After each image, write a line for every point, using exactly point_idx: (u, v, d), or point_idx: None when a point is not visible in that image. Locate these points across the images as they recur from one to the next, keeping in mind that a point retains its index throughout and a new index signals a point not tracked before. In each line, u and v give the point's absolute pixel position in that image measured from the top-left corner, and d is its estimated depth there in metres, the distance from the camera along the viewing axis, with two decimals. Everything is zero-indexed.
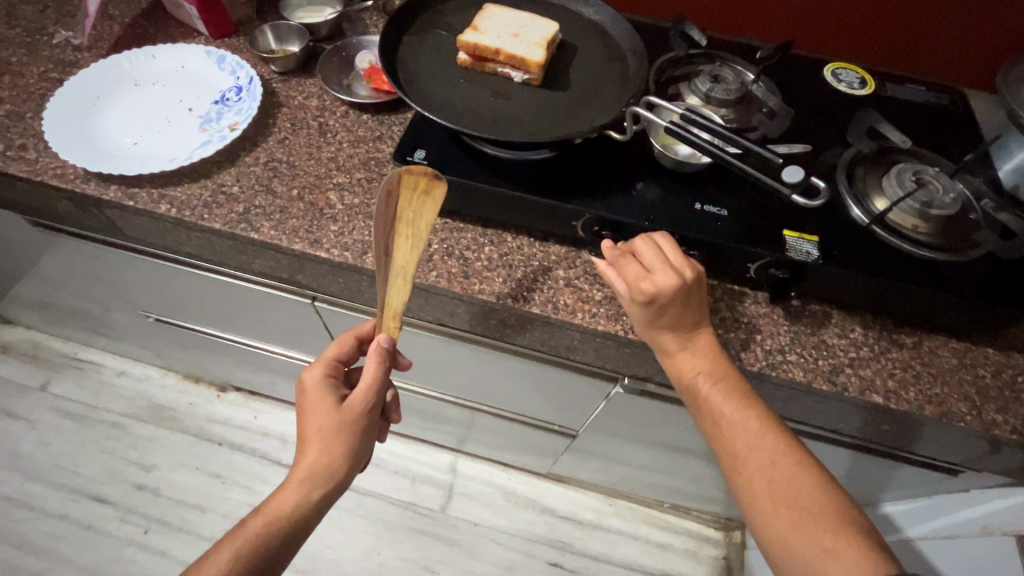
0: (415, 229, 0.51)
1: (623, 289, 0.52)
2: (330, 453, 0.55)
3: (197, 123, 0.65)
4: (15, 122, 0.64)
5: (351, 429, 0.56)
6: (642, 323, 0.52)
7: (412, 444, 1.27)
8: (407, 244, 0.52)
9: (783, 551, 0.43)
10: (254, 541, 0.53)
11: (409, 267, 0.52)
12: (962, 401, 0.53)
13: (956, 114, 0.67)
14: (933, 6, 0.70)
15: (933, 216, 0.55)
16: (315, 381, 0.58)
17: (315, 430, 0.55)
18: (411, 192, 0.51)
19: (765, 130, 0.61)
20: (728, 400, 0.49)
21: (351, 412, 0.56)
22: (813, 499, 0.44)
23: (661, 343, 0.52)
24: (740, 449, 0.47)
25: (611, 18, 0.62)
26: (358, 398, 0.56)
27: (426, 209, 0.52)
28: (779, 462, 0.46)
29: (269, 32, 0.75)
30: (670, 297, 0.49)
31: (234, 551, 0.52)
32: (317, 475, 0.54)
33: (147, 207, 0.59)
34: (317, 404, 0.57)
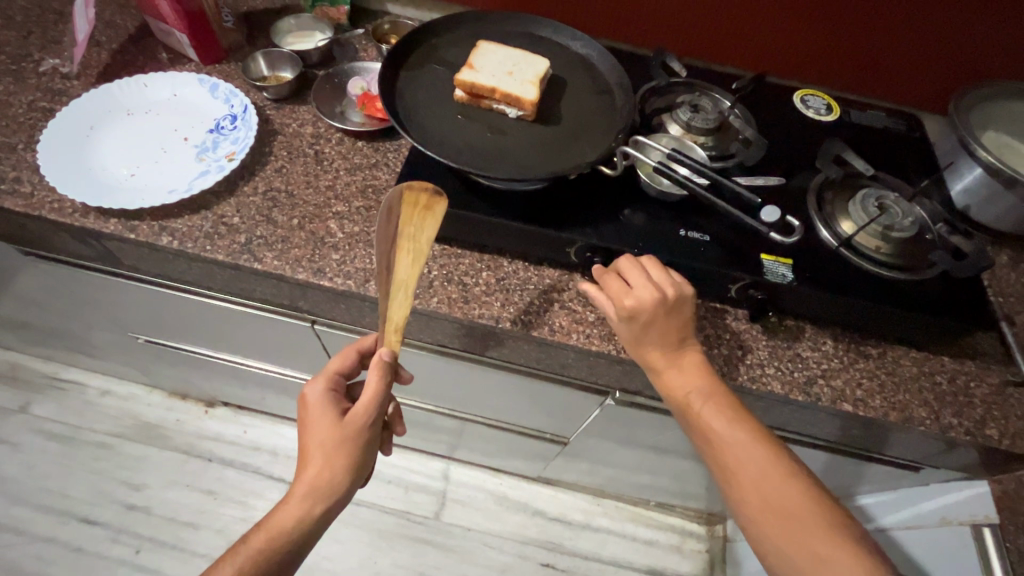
0: (416, 243, 0.52)
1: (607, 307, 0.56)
2: (331, 468, 0.56)
3: (194, 153, 0.66)
4: (7, 154, 0.63)
5: (353, 445, 0.57)
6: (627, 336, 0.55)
7: (404, 453, 1.29)
8: (410, 259, 0.52)
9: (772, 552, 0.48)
10: (257, 556, 0.54)
11: (410, 280, 0.52)
12: (921, 407, 0.59)
13: (912, 139, 0.73)
14: (892, 37, 0.75)
15: (894, 238, 0.60)
16: (317, 395, 0.60)
17: (317, 444, 0.56)
18: (410, 208, 0.53)
19: (742, 157, 0.65)
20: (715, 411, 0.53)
21: (352, 427, 0.57)
22: (798, 502, 0.48)
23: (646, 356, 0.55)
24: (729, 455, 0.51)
25: (598, 53, 0.65)
26: (358, 414, 0.57)
27: (426, 224, 0.53)
28: (766, 467, 0.50)
29: (261, 59, 0.76)
30: (651, 313, 0.53)
31: (238, 565, 0.54)
32: (320, 489, 0.56)
33: (149, 240, 0.60)
34: (319, 418, 0.58)
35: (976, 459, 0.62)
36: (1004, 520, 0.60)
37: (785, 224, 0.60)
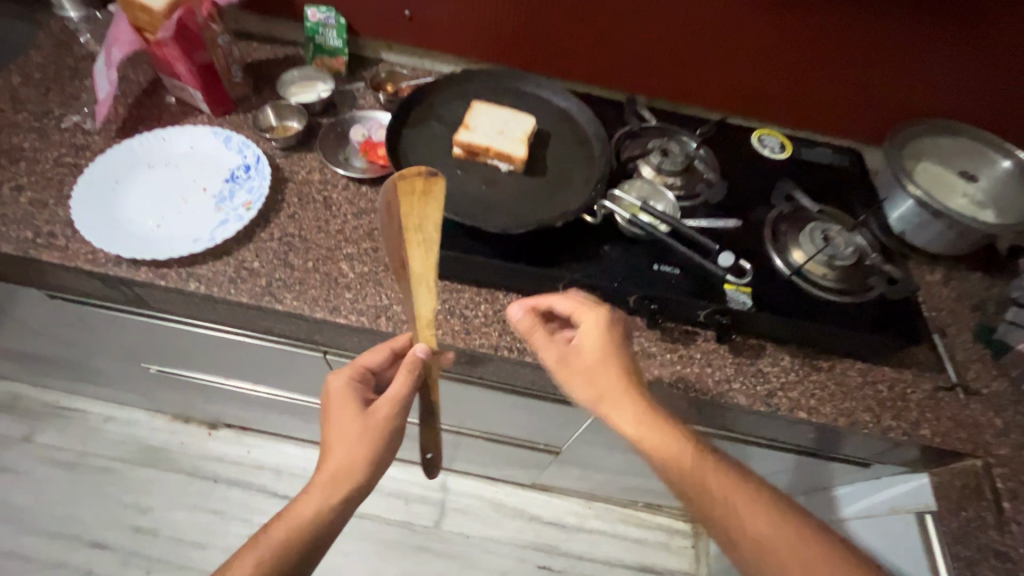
0: (423, 235, 0.50)
1: (550, 350, 0.60)
2: (354, 457, 0.56)
3: (213, 203, 0.72)
4: (39, 209, 0.69)
5: (376, 434, 0.58)
6: (584, 370, 0.57)
7: (404, 466, 1.35)
8: (422, 252, 0.51)
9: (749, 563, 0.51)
10: (276, 548, 0.54)
11: (427, 275, 0.51)
12: (866, 412, 0.68)
13: (854, 174, 0.83)
14: (835, 82, 0.86)
15: (837, 266, 0.69)
16: (340, 386, 0.60)
17: (340, 435, 0.58)
18: (409, 195, 0.51)
19: (707, 196, 0.75)
20: (713, 471, 0.54)
21: (376, 417, 0.58)
22: (813, 557, 0.49)
23: (612, 394, 0.56)
24: (741, 509, 0.52)
25: (576, 106, 0.73)
26: (384, 406, 0.58)
27: (429, 210, 0.50)
28: (771, 518, 0.52)
29: (269, 110, 0.82)
30: (608, 328, 0.58)
31: (259, 556, 0.54)
32: (339, 478, 0.56)
33: (178, 285, 0.66)
34: (342, 410, 0.59)
35: (916, 456, 0.71)
36: (941, 507, 0.69)
37: (737, 267, 0.69)
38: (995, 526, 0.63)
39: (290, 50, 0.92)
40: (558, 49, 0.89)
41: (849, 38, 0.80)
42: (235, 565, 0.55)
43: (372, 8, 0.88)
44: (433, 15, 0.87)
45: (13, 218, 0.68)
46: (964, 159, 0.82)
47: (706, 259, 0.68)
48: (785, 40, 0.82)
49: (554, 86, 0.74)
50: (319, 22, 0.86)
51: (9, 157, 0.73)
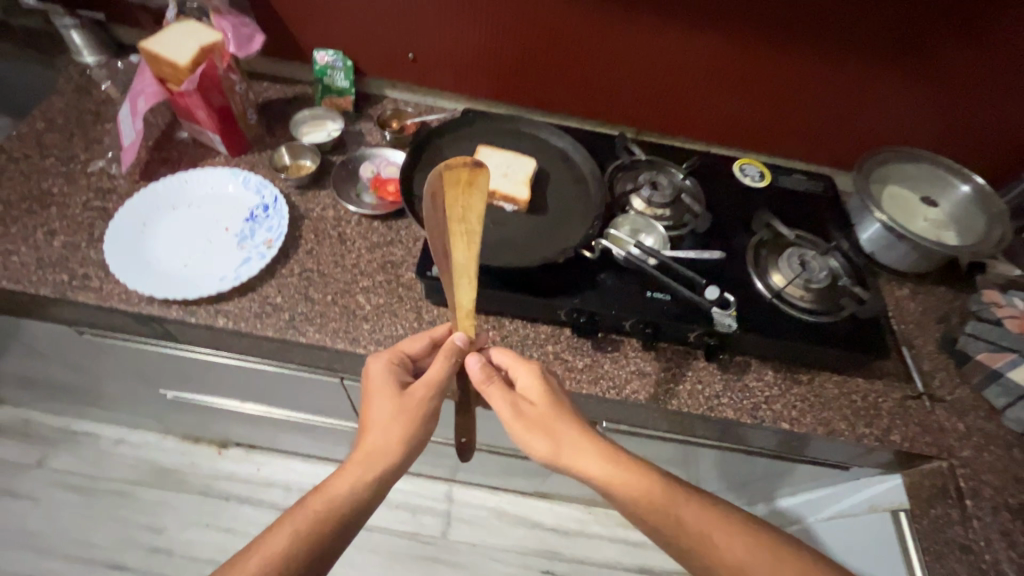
0: (468, 225, 0.57)
1: (504, 405, 0.61)
2: (389, 436, 0.59)
3: (235, 242, 0.77)
4: (72, 252, 0.73)
5: (411, 415, 0.61)
6: (536, 419, 0.60)
7: (410, 479, 1.40)
8: (464, 241, 0.58)
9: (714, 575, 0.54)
10: (314, 518, 0.55)
11: (469, 264, 0.59)
12: (842, 421, 0.75)
13: (826, 200, 0.91)
14: (808, 115, 0.93)
15: (813, 288, 0.76)
16: (380, 369, 0.64)
17: (379, 414, 0.61)
18: (456, 183, 0.56)
19: (694, 226, 0.81)
20: (687, 506, 0.56)
21: (414, 397, 0.61)
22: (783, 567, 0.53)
23: (564, 437, 0.58)
24: (717, 538, 0.55)
25: (572, 146, 0.80)
26: (421, 388, 0.62)
27: (472, 199, 0.57)
28: (743, 541, 0.55)
29: (284, 150, 0.88)
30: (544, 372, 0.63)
31: (295, 527, 0.54)
32: (377, 453, 0.59)
33: (207, 322, 0.71)
34: (380, 391, 0.62)
35: (889, 459, 0.78)
36: (911, 505, 0.76)
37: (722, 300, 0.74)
38: (960, 522, 0.70)
39: (298, 89, 0.97)
40: (553, 87, 0.95)
41: (818, 78, 0.87)
42: (266, 538, 0.54)
43: (377, 51, 0.93)
44: (435, 57, 0.93)
45: (48, 262, 0.72)
46: (927, 186, 0.90)
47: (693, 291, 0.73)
48: (761, 80, 0.89)
49: (551, 129, 0.81)
50: (328, 64, 0.90)
51: (40, 202, 0.78)
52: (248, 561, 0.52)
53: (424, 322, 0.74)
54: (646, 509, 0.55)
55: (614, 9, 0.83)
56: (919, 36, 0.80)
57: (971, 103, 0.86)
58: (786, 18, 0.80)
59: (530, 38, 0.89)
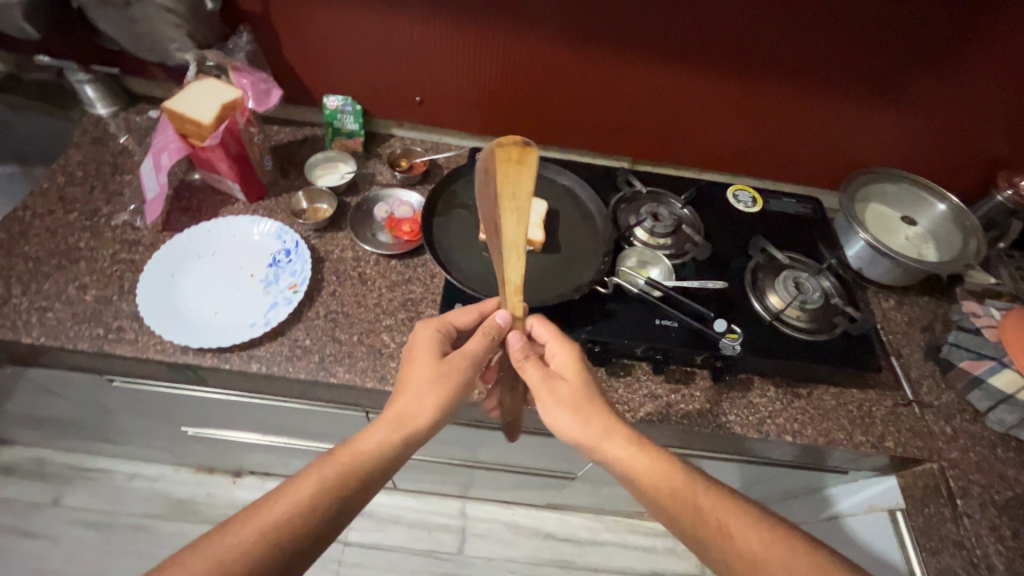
0: (518, 203, 0.55)
1: (537, 380, 0.65)
2: (423, 399, 0.61)
3: (261, 288, 0.81)
4: (105, 305, 0.76)
5: (446, 382, 0.63)
6: (567, 397, 0.63)
7: (424, 498, 1.44)
8: (514, 220, 0.56)
9: (728, 556, 0.55)
10: (343, 470, 0.55)
11: (518, 246, 0.57)
12: (840, 430, 0.80)
13: (813, 221, 0.98)
14: (793, 142, 0.99)
15: (807, 309, 0.82)
16: (426, 334, 0.67)
17: (417, 375, 0.63)
18: (510, 157, 0.54)
19: (696, 254, 0.86)
20: (704, 494, 0.58)
21: (452, 365, 0.64)
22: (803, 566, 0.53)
23: (592, 418, 0.62)
24: (733, 525, 0.56)
25: (578, 184, 0.90)
26: (459, 358, 0.64)
27: (522, 175, 0.55)
28: (761, 535, 0.55)
29: (301, 195, 0.91)
30: (580, 352, 0.67)
31: (323, 475, 0.55)
32: (409, 415, 0.60)
33: (241, 368, 0.74)
34: (422, 354, 0.65)
35: (884, 463, 0.83)
36: (907, 505, 0.82)
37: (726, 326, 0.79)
38: (952, 519, 0.75)
39: (308, 131, 1.01)
40: (554, 124, 1.01)
41: (801, 111, 0.94)
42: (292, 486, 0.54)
43: (384, 95, 0.97)
44: (440, 100, 0.98)
45: (83, 317, 0.75)
46: (907, 205, 0.97)
47: (699, 322, 0.78)
48: (747, 114, 0.95)
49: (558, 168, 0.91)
50: (337, 109, 0.94)
51: (69, 257, 0.80)
52: (275, 505, 0.52)
53: None
54: (663, 495, 0.57)
55: (609, 56, 0.88)
56: (892, 74, 0.86)
57: (941, 129, 0.93)
58: (769, 61, 0.86)
59: (531, 81, 0.93)
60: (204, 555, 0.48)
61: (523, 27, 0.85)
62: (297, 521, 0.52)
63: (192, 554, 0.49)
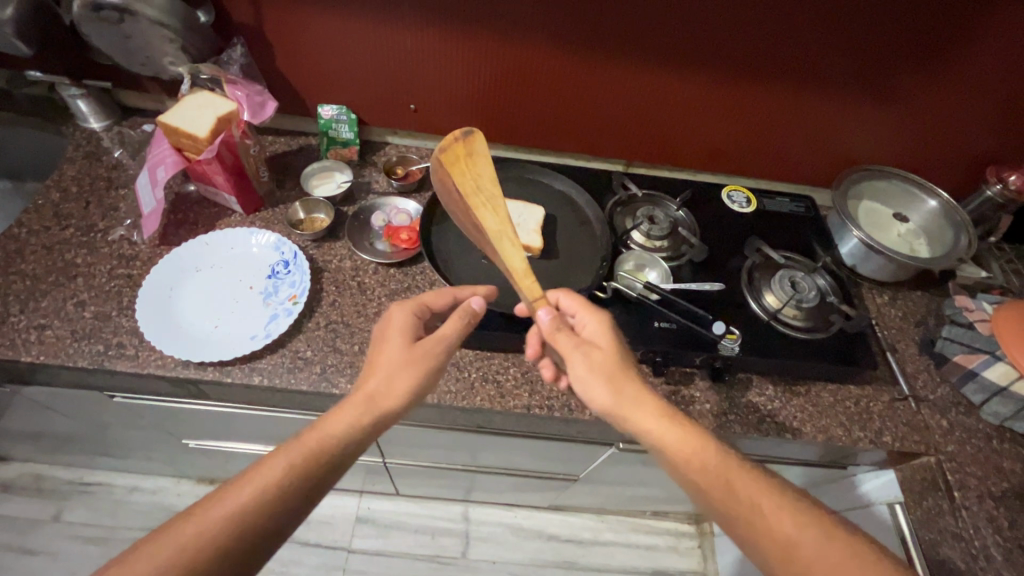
0: (484, 192, 0.72)
1: (570, 348, 0.63)
2: (394, 381, 0.59)
3: (261, 299, 0.81)
4: (105, 322, 0.76)
5: (419, 365, 0.60)
6: (601, 366, 0.61)
7: (426, 503, 1.45)
8: (490, 208, 0.71)
9: (764, 537, 0.52)
10: (309, 454, 0.53)
11: (504, 227, 0.70)
12: (838, 426, 0.81)
13: (806, 219, 1.00)
14: (786, 142, 1.00)
15: (804, 308, 0.83)
16: (401, 318, 0.65)
17: (388, 357, 0.61)
18: (458, 154, 0.73)
19: (691, 255, 0.87)
20: (739, 475, 0.56)
21: (425, 348, 0.62)
22: (836, 553, 0.50)
23: (624, 388, 0.60)
24: (767, 505, 0.53)
25: (574, 189, 0.91)
26: (433, 341, 0.62)
27: (479, 168, 0.73)
28: (794, 516, 0.53)
29: (298, 206, 0.91)
30: (611, 322, 0.66)
31: (289, 461, 0.52)
32: (378, 397, 0.58)
33: (243, 380, 0.74)
34: (395, 337, 0.63)
35: (883, 457, 0.84)
36: (906, 498, 0.83)
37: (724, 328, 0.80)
38: (950, 511, 0.77)
39: (303, 141, 1.01)
40: (549, 129, 1.01)
41: (792, 111, 0.95)
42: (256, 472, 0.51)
43: (379, 103, 0.98)
44: (434, 107, 0.98)
45: (82, 334, 0.75)
46: (899, 202, 0.99)
47: (698, 325, 0.79)
48: (739, 115, 0.96)
49: (555, 174, 0.92)
50: (332, 118, 0.94)
51: (66, 273, 0.80)
52: (238, 493, 0.50)
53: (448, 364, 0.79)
54: (695, 471, 0.56)
55: (602, 61, 0.89)
56: (884, 72, 0.87)
57: (930, 125, 0.94)
58: (762, 62, 0.87)
59: (526, 87, 0.94)
60: (161, 547, 0.47)
61: (516, 34, 0.86)
62: (260, 508, 0.50)
63: (153, 548, 0.47)
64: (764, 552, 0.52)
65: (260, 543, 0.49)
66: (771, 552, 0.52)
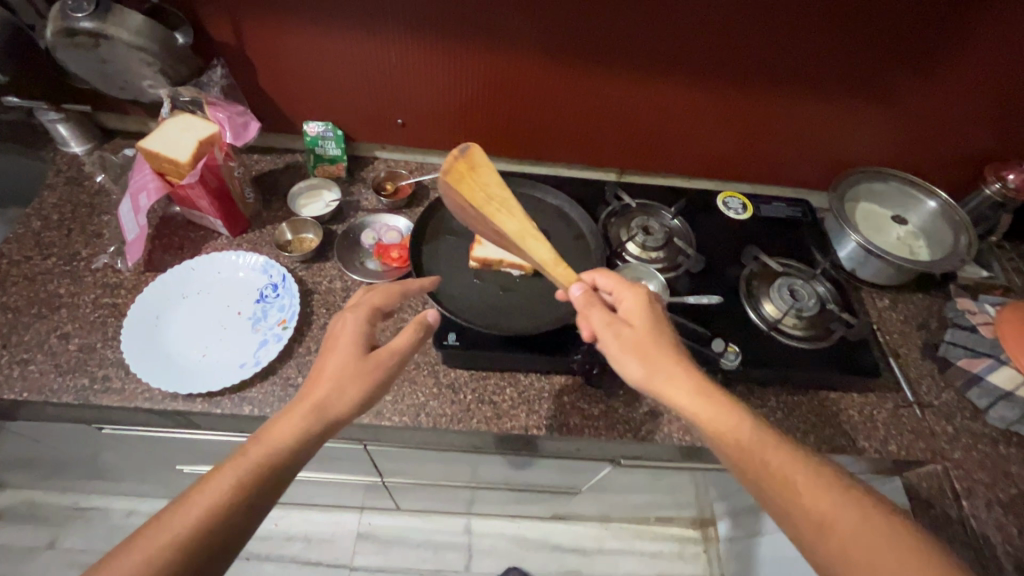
0: (495, 199, 0.71)
1: (603, 324, 0.62)
2: (344, 393, 0.57)
3: (250, 325, 0.79)
4: (89, 354, 0.74)
5: (371, 376, 0.59)
6: (633, 342, 0.60)
7: (428, 517, 1.43)
8: (505, 212, 0.70)
9: (796, 512, 0.51)
10: (257, 467, 0.52)
11: (523, 227, 0.70)
12: (843, 436, 0.80)
13: (804, 224, 0.98)
14: (781, 145, 0.99)
15: (804, 317, 0.82)
16: (354, 323, 0.62)
17: (337, 365, 0.58)
18: (462, 171, 0.70)
19: (688, 265, 0.86)
20: (774, 451, 0.54)
21: (378, 358, 0.60)
22: (872, 535, 0.49)
23: (659, 364, 0.59)
24: (801, 483, 0.52)
25: (566, 203, 0.89)
26: (386, 352, 0.60)
27: (482, 178, 0.71)
28: (831, 495, 0.51)
29: (285, 226, 0.89)
30: (647, 296, 0.64)
31: (236, 476, 0.51)
32: (327, 408, 0.56)
33: (233, 411, 0.72)
34: (345, 344, 0.60)
35: (889, 467, 0.83)
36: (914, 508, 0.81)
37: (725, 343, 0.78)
38: (959, 521, 0.75)
39: (290, 158, 0.99)
40: (541, 139, 1.00)
41: (786, 114, 0.93)
42: (202, 490, 0.50)
43: (366, 119, 0.96)
44: (422, 121, 0.96)
45: (66, 368, 0.73)
46: (899, 204, 0.97)
47: (698, 341, 0.78)
48: (733, 120, 0.95)
49: (546, 188, 0.90)
50: (319, 135, 0.92)
51: (49, 305, 0.78)
52: (183, 514, 0.48)
53: (443, 386, 0.77)
54: (729, 446, 0.54)
55: (591, 70, 0.87)
56: (879, 72, 0.85)
57: (927, 125, 0.93)
58: (753, 66, 0.85)
59: (515, 98, 0.92)
60: None
61: (503, 45, 0.84)
62: (203, 528, 0.48)
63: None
64: (794, 528, 0.51)
65: (209, 563, 0.48)
66: (800, 528, 0.51)
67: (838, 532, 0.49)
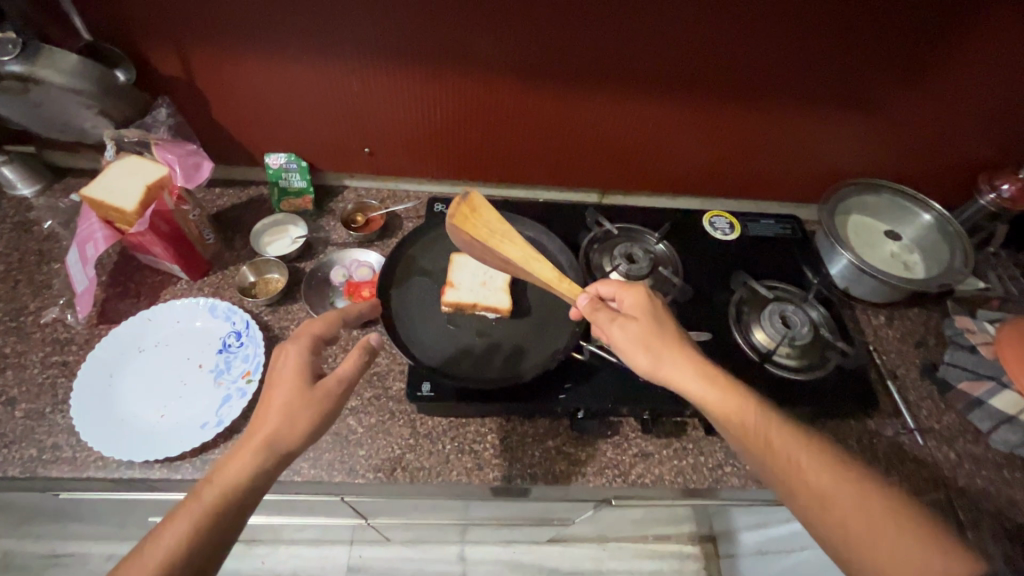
0: (498, 232, 0.68)
1: (609, 325, 0.62)
2: (291, 428, 0.53)
3: (212, 378, 0.74)
4: (38, 421, 0.69)
5: (320, 407, 0.54)
6: (638, 336, 0.60)
7: (420, 546, 1.39)
8: (509, 242, 0.69)
9: (798, 488, 0.52)
10: (211, 512, 0.49)
11: (525, 252, 0.69)
12: None
13: (796, 242, 0.95)
14: (766, 160, 0.95)
15: (797, 345, 0.78)
16: (295, 351, 0.57)
17: (281, 398, 0.54)
18: (465, 214, 0.67)
19: (675, 294, 0.82)
20: (777, 432, 0.54)
21: (325, 387, 0.55)
22: (872, 513, 0.49)
23: (664, 353, 0.59)
24: (804, 461, 0.52)
25: (543, 234, 0.84)
26: (333, 378, 0.56)
27: (483, 215, 0.69)
28: (832, 473, 0.52)
29: (247, 269, 0.84)
30: (648, 295, 0.64)
31: (191, 524, 0.48)
32: (276, 444, 0.52)
33: (195, 477, 0.67)
34: (287, 375, 0.55)
35: None
36: None
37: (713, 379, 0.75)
38: None
39: (253, 191, 0.95)
40: (517, 162, 0.95)
41: (770, 128, 0.89)
42: (154, 544, 0.47)
43: (331, 149, 0.91)
44: (390, 149, 0.92)
45: (12, 438, 0.68)
46: (893, 219, 0.94)
47: None
48: (716, 136, 0.91)
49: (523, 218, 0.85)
50: (281, 167, 0.87)
51: None
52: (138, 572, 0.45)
53: (420, 437, 0.73)
54: (734, 427, 0.54)
55: (564, 92, 0.83)
56: (863, 83, 0.81)
57: (916, 135, 0.89)
58: (732, 80, 0.81)
59: (486, 123, 0.88)
60: None
61: (469, 68, 0.79)
62: None
63: None
64: (796, 505, 0.52)
65: None
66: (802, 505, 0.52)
67: (840, 503, 0.50)
